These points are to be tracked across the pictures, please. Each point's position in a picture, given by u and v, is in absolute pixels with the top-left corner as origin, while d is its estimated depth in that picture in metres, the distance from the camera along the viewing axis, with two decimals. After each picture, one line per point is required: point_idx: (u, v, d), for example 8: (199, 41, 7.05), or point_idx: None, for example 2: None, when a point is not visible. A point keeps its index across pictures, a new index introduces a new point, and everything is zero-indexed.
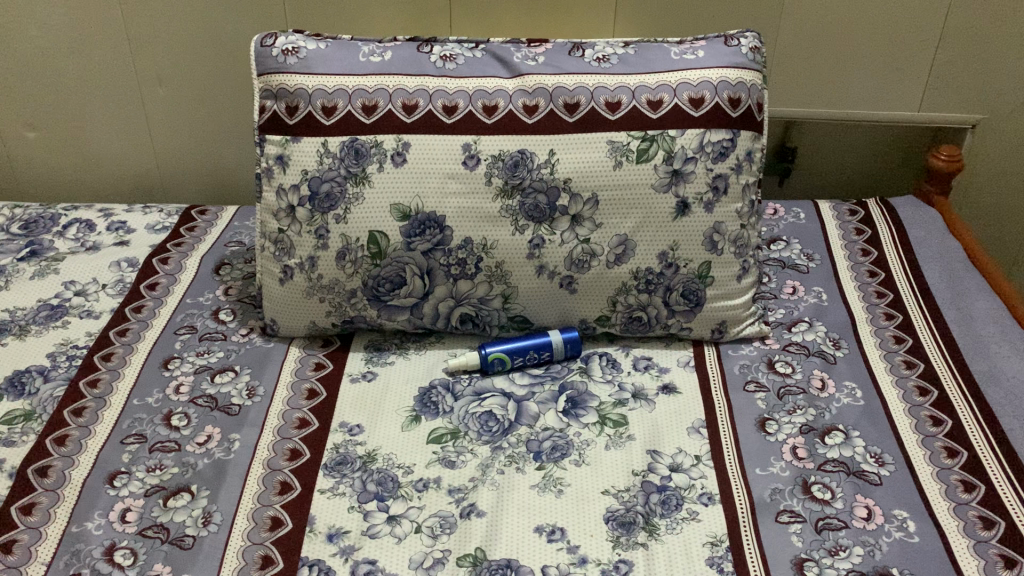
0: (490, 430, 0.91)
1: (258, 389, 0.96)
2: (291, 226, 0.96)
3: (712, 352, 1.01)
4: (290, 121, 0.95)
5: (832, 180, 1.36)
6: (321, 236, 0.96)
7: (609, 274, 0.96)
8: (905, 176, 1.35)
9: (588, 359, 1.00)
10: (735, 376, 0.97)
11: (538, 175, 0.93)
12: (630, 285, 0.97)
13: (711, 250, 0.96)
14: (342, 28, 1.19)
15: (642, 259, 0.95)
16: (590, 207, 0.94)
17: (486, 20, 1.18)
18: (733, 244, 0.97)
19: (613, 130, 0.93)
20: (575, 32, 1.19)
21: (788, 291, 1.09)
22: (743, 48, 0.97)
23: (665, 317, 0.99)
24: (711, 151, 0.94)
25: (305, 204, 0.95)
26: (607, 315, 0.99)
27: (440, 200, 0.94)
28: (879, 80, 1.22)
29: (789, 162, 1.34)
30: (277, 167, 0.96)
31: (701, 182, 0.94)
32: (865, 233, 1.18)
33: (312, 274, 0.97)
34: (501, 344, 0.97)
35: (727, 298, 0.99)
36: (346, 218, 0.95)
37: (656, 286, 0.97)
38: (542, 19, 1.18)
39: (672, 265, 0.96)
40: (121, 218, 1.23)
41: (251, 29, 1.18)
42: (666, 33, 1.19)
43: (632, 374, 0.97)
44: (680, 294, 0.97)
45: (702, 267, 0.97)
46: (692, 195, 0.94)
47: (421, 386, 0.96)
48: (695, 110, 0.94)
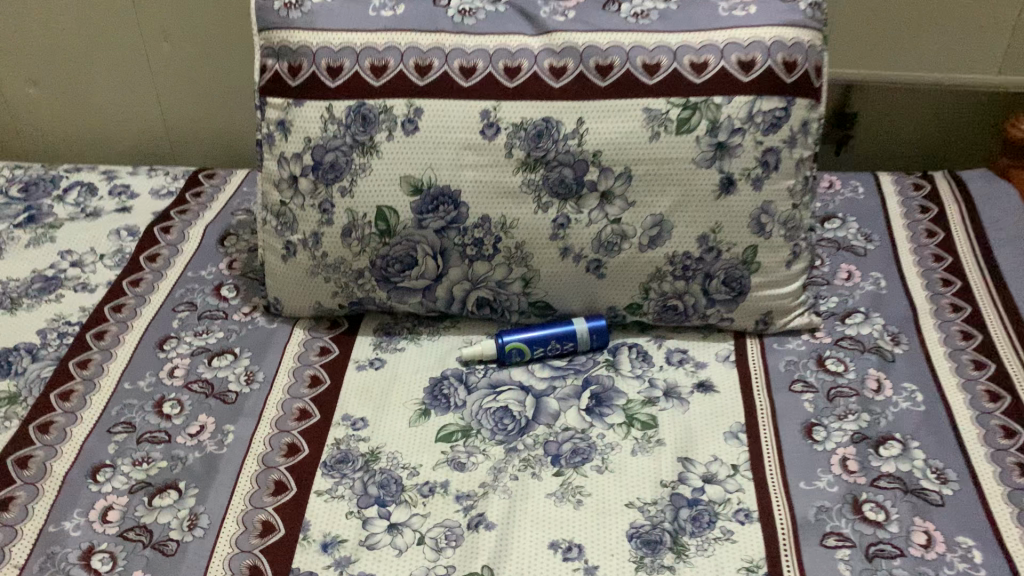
0: (506, 429, 0.82)
1: (256, 375, 0.89)
2: (293, 198, 0.88)
3: (755, 345, 0.90)
4: (293, 83, 0.86)
5: (895, 154, 1.24)
6: (325, 210, 0.88)
7: (642, 258, 0.86)
8: (979, 147, 1.21)
9: (617, 350, 0.90)
10: (780, 374, 0.87)
11: (564, 147, 0.84)
12: (664, 271, 0.87)
13: (758, 233, 0.86)
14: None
15: (680, 244, 0.86)
16: (622, 183, 0.84)
17: None
18: (783, 227, 0.87)
19: (649, 95, 0.83)
20: None
21: (844, 277, 0.99)
22: (802, 4, 0.84)
23: (703, 306, 0.89)
24: (761, 122, 0.83)
25: (309, 174, 0.87)
26: (639, 303, 0.89)
27: (456, 174, 0.85)
28: (956, 38, 1.10)
29: (847, 130, 1.21)
30: (279, 133, 0.88)
31: (749, 157, 0.84)
32: (930, 211, 1.06)
33: (316, 252, 0.89)
34: (516, 332, 0.88)
35: (774, 285, 0.88)
36: (353, 190, 0.87)
37: (695, 273, 0.87)
38: None
39: (713, 250, 0.86)
40: (124, 181, 1.16)
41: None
42: None
43: (664, 369, 0.88)
44: (721, 282, 0.87)
45: (748, 252, 0.86)
46: (738, 170, 0.84)
47: (432, 376, 0.88)
48: (744, 75, 0.83)
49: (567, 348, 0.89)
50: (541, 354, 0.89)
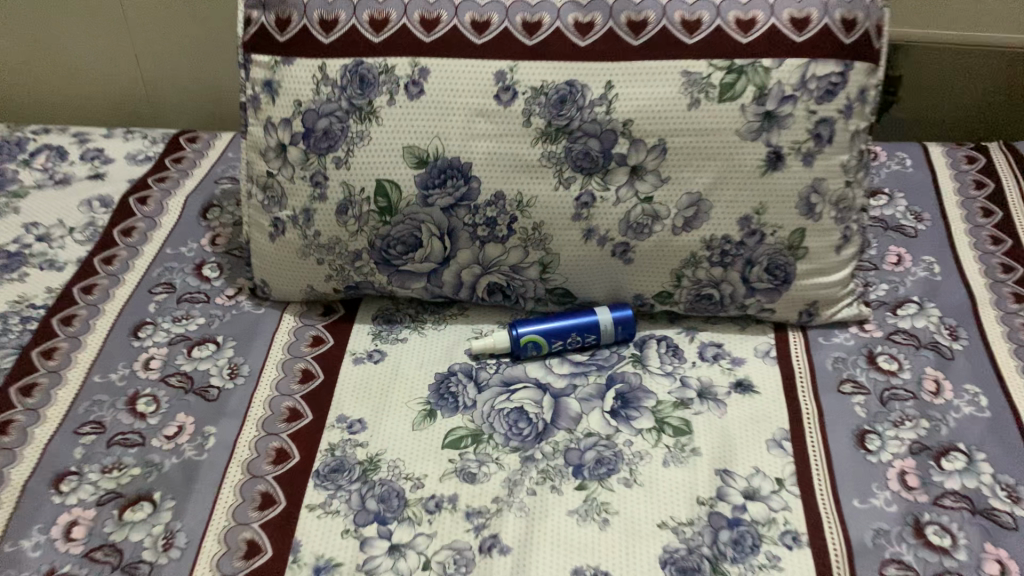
0: (521, 434, 0.73)
1: (242, 368, 0.79)
2: (282, 169, 0.78)
3: (798, 339, 0.81)
4: (281, 38, 0.76)
5: (942, 124, 1.13)
6: (318, 183, 0.77)
7: (675, 241, 0.77)
8: None
9: (644, 344, 0.81)
10: (827, 373, 0.78)
11: (589, 116, 0.74)
12: (700, 256, 0.77)
13: (807, 214, 0.76)
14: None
15: (719, 226, 0.76)
16: (655, 157, 0.74)
17: None
18: (834, 208, 0.77)
19: (688, 57, 0.73)
20: None
21: (893, 262, 0.89)
22: None
23: (742, 296, 0.79)
24: (815, 89, 0.73)
25: (300, 142, 0.77)
26: (669, 292, 0.80)
27: (467, 144, 0.75)
28: None
29: (890, 95, 1.12)
30: (265, 96, 0.77)
31: (800, 128, 0.74)
32: (986, 186, 0.96)
33: (308, 231, 0.79)
34: (532, 323, 0.79)
35: (821, 273, 0.79)
36: (349, 162, 0.76)
37: (734, 258, 0.77)
38: None
39: (756, 233, 0.76)
40: (98, 145, 1.05)
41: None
42: None
43: (697, 366, 0.79)
44: (763, 269, 0.78)
45: (794, 236, 0.77)
46: (787, 143, 0.74)
47: (438, 371, 0.79)
48: (796, 35, 0.72)
49: (589, 342, 0.80)
50: (559, 347, 0.80)
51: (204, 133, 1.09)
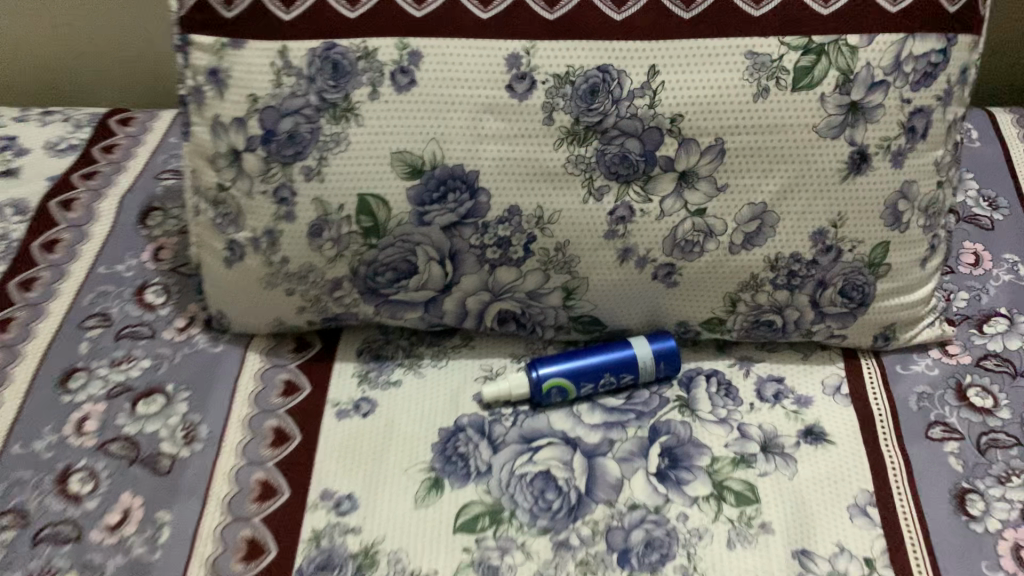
0: (551, 510, 0.60)
1: (199, 429, 0.64)
2: (236, 181, 0.62)
3: (871, 367, 0.68)
4: (228, 14, 0.58)
5: None
6: (283, 199, 0.61)
7: (732, 262, 0.62)
8: None
9: (690, 381, 0.67)
10: (911, 414, 0.65)
11: (628, 111, 0.58)
12: (761, 279, 0.63)
13: (892, 225, 0.62)
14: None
15: (787, 244, 0.61)
16: (710, 160, 0.59)
17: None
18: (922, 215, 0.63)
19: (755, 33, 0.57)
20: None
21: (971, 262, 0.75)
22: None
23: (808, 322, 0.65)
24: (912, 72, 0.58)
25: (258, 147, 0.60)
26: (721, 319, 0.66)
27: (472, 149, 0.59)
28: None
29: None
30: (211, 89, 0.60)
31: (891, 121, 0.59)
32: None
33: (273, 256, 0.63)
34: (555, 364, 0.65)
35: (903, 292, 0.65)
36: (323, 172, 0.60)
37: (803, 280, 0.63)
38: None
39: (830, 250, 0.62)
40: (9, 131, 0.87)
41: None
42: None
43: (755, 409, 0.65)
44: (837, 291, 0.64)
45: (875, 252, 0.63)
46: (874, 141, 0.59)
47: (443, 426, 0.64)
48: (889, 5, 0.57)
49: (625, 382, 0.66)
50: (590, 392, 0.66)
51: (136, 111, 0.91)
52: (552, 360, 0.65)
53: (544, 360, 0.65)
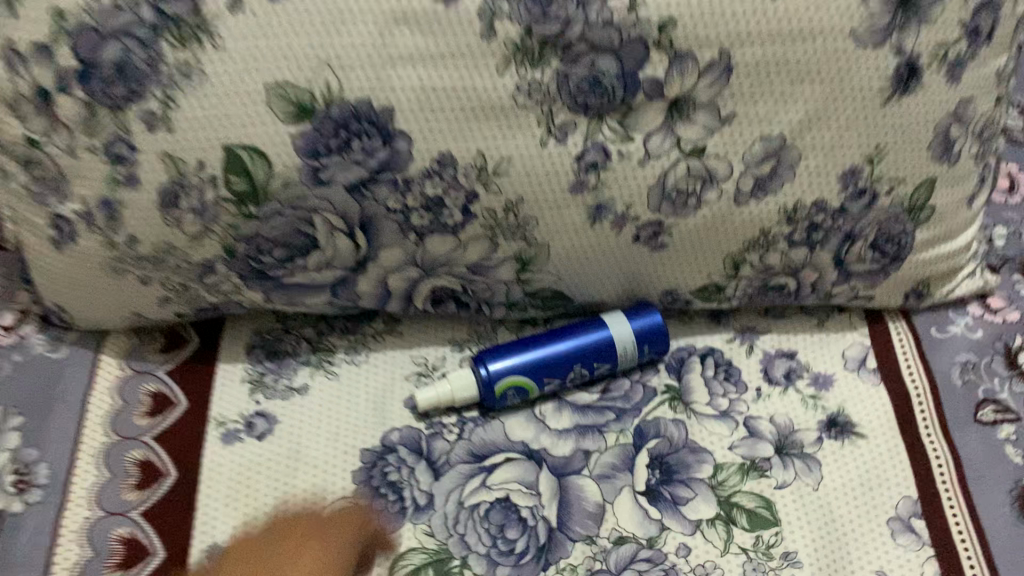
0: (514, 554, 0.46)
1: (36, 470, 0.47)
2: (48, 134, 0.43)
3: (902, 332, 0.54)
4: None
5: None
6: (120, 157, 0.43)
7: (737, 217, 0.47)
8: None
9: (682, 366, 0.53)
10: (955, 392, 0.52)
11: (601, 17, 0.41)
12: (773, 235, 0.48)
13: (941, 157, 0.48)
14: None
15: (809, 189, 0.47)
16: (710, 82, 0.43)
17: None
18: (977, 141, 0.49)
19: None
20: None
21: (1006, 188, 0.62)
22: None
23: (829, 284, 0.51)
24: None
25: (73, 86, 0.41)
26: (718, 286, 0.51)
27: (382, 77, 0.42)
28: None
29: None
30: None
31: (952, 21, 0.43)
32: None
33: (117, 236, 0.46)
34: (511, 356, 0.50)
35: (945, 240, 0.51)
36: (172, 120, 0.42)
37: (827, 233, 0.49)
38: None
39: (863, 194, 0.47)
40: None
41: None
42: None
43: (765, 397, 0.52)
44: (868, 245, 0.49)
45: (918, 193, 0.48)
46: (928, 49, 0.44)
47: (367, 446, 0.49)
48: None
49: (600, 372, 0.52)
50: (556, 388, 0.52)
51: None
52: (507, 350, 0.51)
53: (496, 351, 0.51)
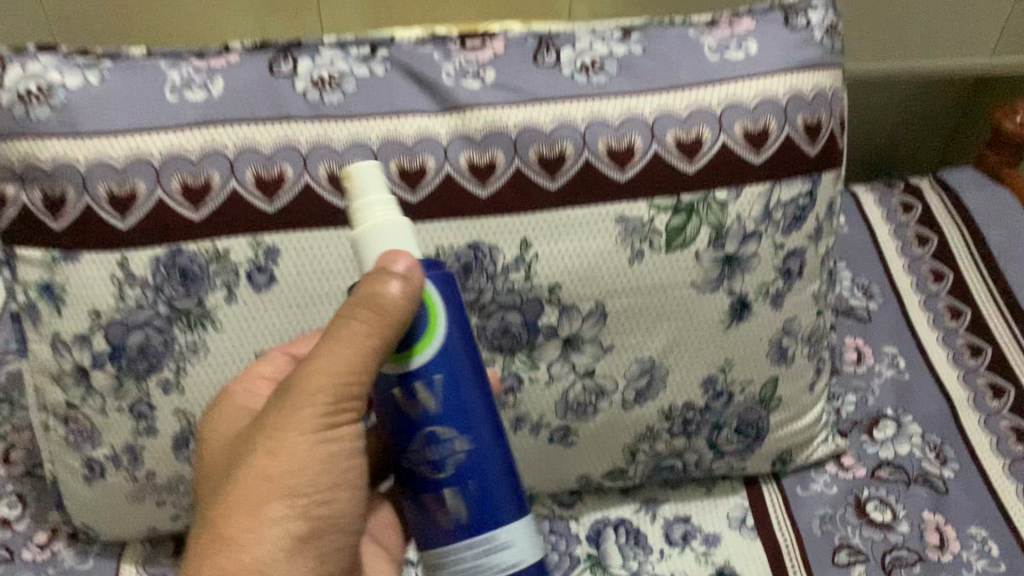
0: None
1: None
2: (87, 399, 0.56)
3: (774, 493, 0.67)
4: (54, 226, 0.53)
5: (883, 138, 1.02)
6: (141, 414, 0.56)
7: (625, 418, 0.61)
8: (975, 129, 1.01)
9: (599, 535, 0.66)
10: (816, 541, 0.64)
11: (505, 285, 0.56)
12: (657, 429, 0.62)
13: (778, 361, 0.62)
14: (144, 30, 0.73)
15: (678, 394, 0.61)
16: (592, 324, 0.57)
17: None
18: (807, 345, 0.63)
19: (623, 198, 0.55)
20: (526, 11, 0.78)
21: (854, 359, 0.76)
22: (816, 31, 0.58)
23: (709, 461, 0.65)
24: (782, 218, 0.57)
25: (106, 364, 0.55)
26: (622, 469, 0.64)
27: None
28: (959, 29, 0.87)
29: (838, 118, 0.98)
30: (46, 304, 0.55)
31: (767, 268, 0.58)
32: (931, 243, 0.85)
33: (137, 471, 0.58)
34: (440, 294, 0.40)
35: (795, 419, 0.65)
36: (181, 384, 0.56)
37: (699, 425, 0.62)
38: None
39: (722, 394, 0.61)
40: None
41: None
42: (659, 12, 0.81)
43: (666, 556, 0.64)
44: (733, 431, 0.63)
45: (766, 388, 0.62)
46: (752, 288, 0.58)
47: None
48: (756, 154, 0.56)
49: (450, 477, 0.40)
50: (402, 478, 0.42)
51: None
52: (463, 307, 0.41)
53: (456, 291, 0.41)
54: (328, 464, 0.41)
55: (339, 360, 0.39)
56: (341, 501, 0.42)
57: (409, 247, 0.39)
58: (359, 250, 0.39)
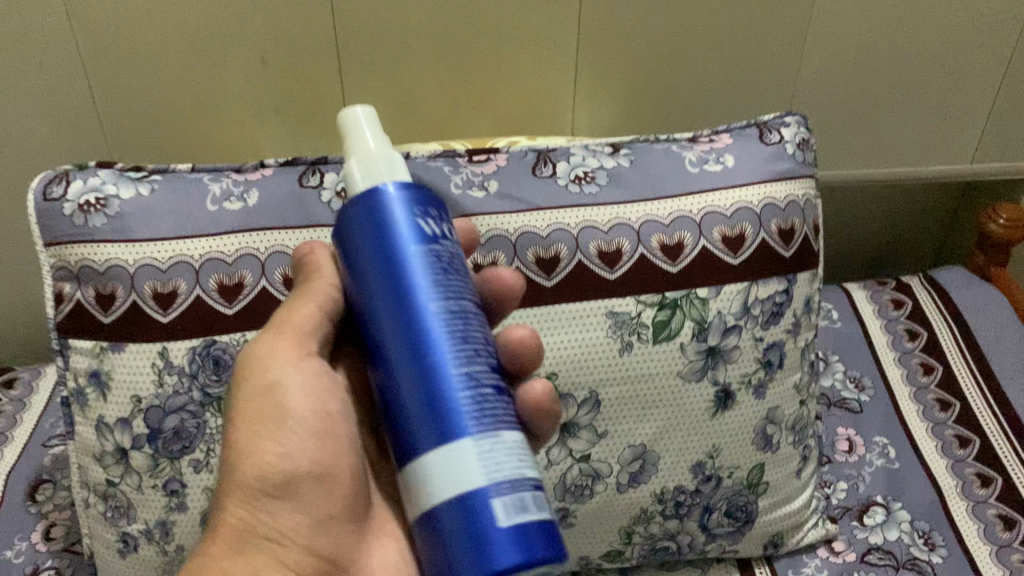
0: None
1: None
2: (124, 477, 0.61)
3: None
4: (105, 319, 0.60)
5: (872, 256, 1.10)
6: (172, 492, 0.61)
7: (621, 501, 0.64)
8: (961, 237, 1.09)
9: None
10: None
11: None
12: (651, 512, 0.65)
13: (763, 448, 0.66)
14: (192, 148, 0.81)
15: (669, 478, 0.64)
16: (587, 411, 0.62)
17: (388, 113, 0.82)
18: (791, 432, 0.67)
19: (612, 295, 0.61)
20: (533, 127, 0.86)
21: (845, 448, 0.80)
22: (788, 145, 0.65)
23: (701, 543, 0.68)
24: (760, 313, 0.63)
25: (144, 444, 0.60)
26: (619, 550, 0.67)
27: None
28: (939, 141, 0.94)
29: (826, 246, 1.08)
30: (93, 390, 0.61)
31: (748, 360, 0.63)
32: (920, 337, 0.90)
33: (167, 546, 0.62)
34: (365, 212, 0.40)
35: (784, 503, 0.69)
36: (211, 463, 0.60)
37: (691, 507, 0.66)
38: (481, 107, 0.84)
39: (711, 479, 0.65)
40: None
41: (58, 151, 0.80)
42: (655, 126, 0.88)
43: None
44: (723, 513, 0.67)
45: (753, 473, 0.66)
46: (735, 378, 0.63)
47: None
48: (733, 256, 0.62)
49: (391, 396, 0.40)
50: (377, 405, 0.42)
51: (29, 379, 0.90)
52: (411, 223, 0.40)
53: (403, 207, 0.40)
54: (296, 413, 0.44)
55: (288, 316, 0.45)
56: (324, 458, 0.44)
57: (395, 169, 0.42)
58: (351, 176, 0.42)
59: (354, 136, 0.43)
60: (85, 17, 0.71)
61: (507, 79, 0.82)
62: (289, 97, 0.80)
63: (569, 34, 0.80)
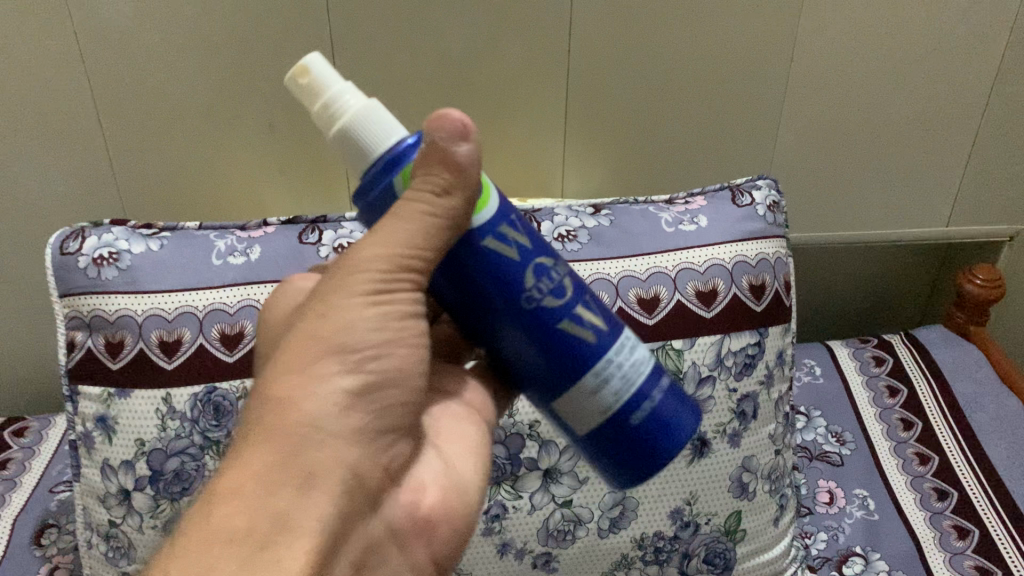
0: None
1: None
2: (126, 518, 0.64)
3: None
4: (113, 366, 0.63)
5: (855, 306, 1.15)
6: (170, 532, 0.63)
7: (602, 546, 0.66)
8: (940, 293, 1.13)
9: None
10: None
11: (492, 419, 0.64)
12: (632, 557, 0.67)
13: (740, 496, 0.68)
14: (203, 207, 0.86)
15: (649, 524, 0.67)
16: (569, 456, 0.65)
17: None
18: (768, 481, 0.69)
19: None
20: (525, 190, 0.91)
21: (825, 500, 0.82)
22: (759, 207, 0.70)
23: None
24: (733, 364, 0.66)
25: (145, 485, 0.63)
26: None
27: None
28: (914, 206, 0.99)
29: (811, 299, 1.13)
30: (99, 433, 0.64)
31: (724, 409, 0.66)
32: (900, 393, 0.92)
33: None
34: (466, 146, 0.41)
35: (762, 551, 0.71)
36: None
37: (671, 554, 0.68)
38: None
39: (689, 525, 0.67)
40: None
41: (77, 211, 0.85)
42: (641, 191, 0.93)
43: None
44: (702, 560, 0.69)
45: (731, 520, 0.68)
46: (710, 428, 0.66)
47: None
48: (706, 309, 0.65)
49: (561, 311, 0.41)
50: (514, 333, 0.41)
51: (40, 428, 0.94)
52: None
53: None
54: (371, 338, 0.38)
55: (383, 246, 0.38)
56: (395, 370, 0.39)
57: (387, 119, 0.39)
58: (342, 138, 0.39)
59: (328, 91, 0.39)
60: (107, 88, 0.77)
61: (500, 147, 0.87)
62: (294, 162, 0.85)
63: (559, 105, 0.85)
